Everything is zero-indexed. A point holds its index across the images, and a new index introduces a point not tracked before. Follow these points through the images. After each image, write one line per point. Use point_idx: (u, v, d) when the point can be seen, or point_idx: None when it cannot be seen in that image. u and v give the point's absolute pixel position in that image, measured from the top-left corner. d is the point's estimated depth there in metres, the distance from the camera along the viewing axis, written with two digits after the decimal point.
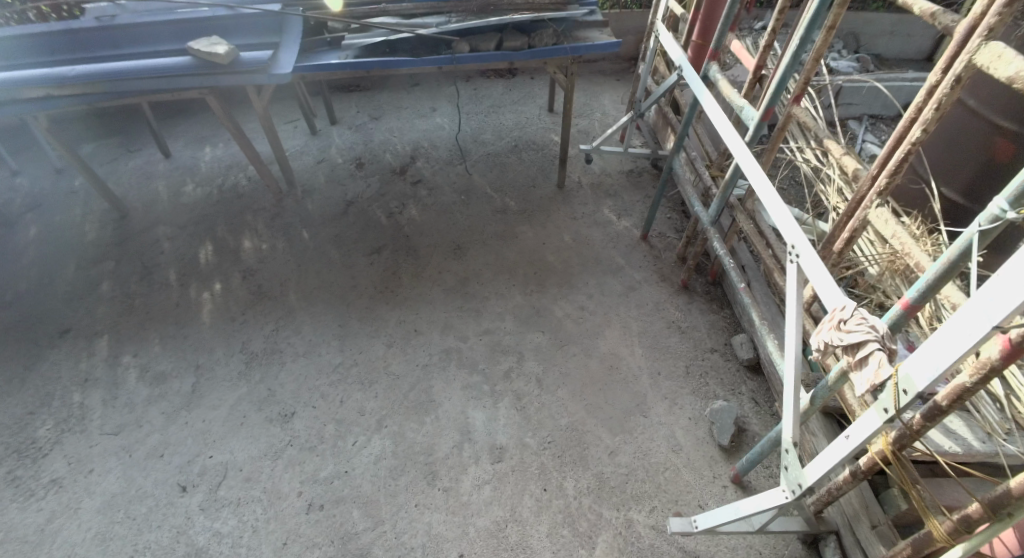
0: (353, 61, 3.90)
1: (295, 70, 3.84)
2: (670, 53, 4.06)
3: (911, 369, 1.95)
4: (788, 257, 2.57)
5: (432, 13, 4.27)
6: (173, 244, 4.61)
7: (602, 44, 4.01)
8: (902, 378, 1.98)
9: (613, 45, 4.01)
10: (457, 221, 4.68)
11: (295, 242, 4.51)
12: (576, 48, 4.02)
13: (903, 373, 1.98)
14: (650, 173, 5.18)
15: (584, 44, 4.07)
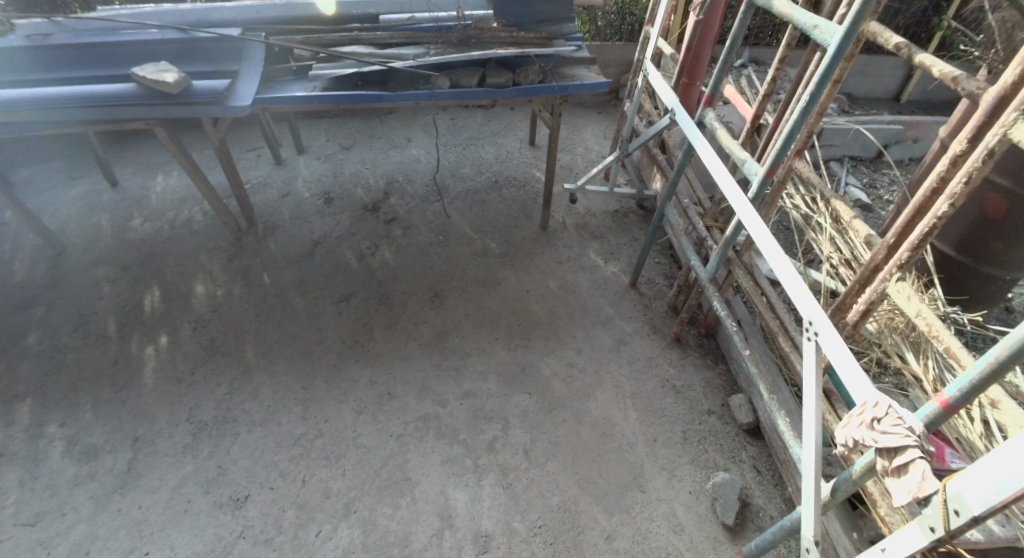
0: (320, 96, 3.50)
1: (254, 103, 3.42)
2: (661, 95, 3.83)
3: (964, 489, 1.66)
4: (805, 334, 2.31)
5: (408, 43, 3.90)
6: (114, 289, 4.11)
7: (591, 84, 3.74)
8: (954, 496, 1.69)
9: (603, 84, 3.76)
10: (434, 264, 4.31)
11: (254, 289, 4.08)
12: (563, 88, 3.74)
13: (954, 491, 1.69)
14: (636, 213, 4.96)
15: (573, 83, 3.81)
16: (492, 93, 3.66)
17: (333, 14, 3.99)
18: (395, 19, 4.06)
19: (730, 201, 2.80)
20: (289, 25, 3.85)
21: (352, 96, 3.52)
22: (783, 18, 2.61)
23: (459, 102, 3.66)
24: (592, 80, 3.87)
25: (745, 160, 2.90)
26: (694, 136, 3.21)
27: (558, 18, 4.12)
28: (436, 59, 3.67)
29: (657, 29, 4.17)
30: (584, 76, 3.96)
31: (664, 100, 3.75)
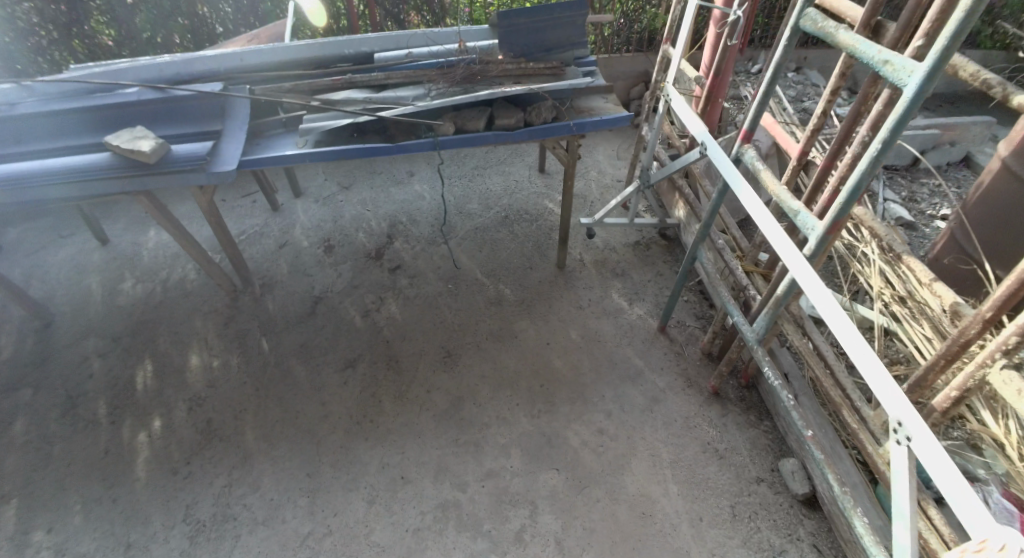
0: (313, 153, 3.19)
1: (241, 165, 3.12)
2: (691, 126, 3.46)
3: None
4: (895, 437, 1.93)
5: (407, 82, 3.55)
6: (104, 364, 3.83)
7: (609, 119, 3.40)
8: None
9: (625, 118, 3.41)
10: (445, 318, 3.96)
11: (252, 358, 3.78)
12: (580, 126, 3.39)
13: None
14: (660, 244, 4.55)
15: (590, 118, 3.47)
16: (500, 135, 3.32)
17: (323, 55, 3.63)
18: (391, 57, 3.68)
19: (786, 261, 2.42)
20: (277, 72, 3.53)
21: (347, 150, 3.20)
22: (841, 48, 2.16)
23: (466, 148, 3.33)
24: (610, 114, 3.52)
25: (799, 210, 2.47)
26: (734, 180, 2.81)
27: (572, 44, 3.74)
28: (440, 102, 3.30)
29: (678, 48, 3.73)
30: (601, 110, 3.58)
31: (693, 132, 3.38)
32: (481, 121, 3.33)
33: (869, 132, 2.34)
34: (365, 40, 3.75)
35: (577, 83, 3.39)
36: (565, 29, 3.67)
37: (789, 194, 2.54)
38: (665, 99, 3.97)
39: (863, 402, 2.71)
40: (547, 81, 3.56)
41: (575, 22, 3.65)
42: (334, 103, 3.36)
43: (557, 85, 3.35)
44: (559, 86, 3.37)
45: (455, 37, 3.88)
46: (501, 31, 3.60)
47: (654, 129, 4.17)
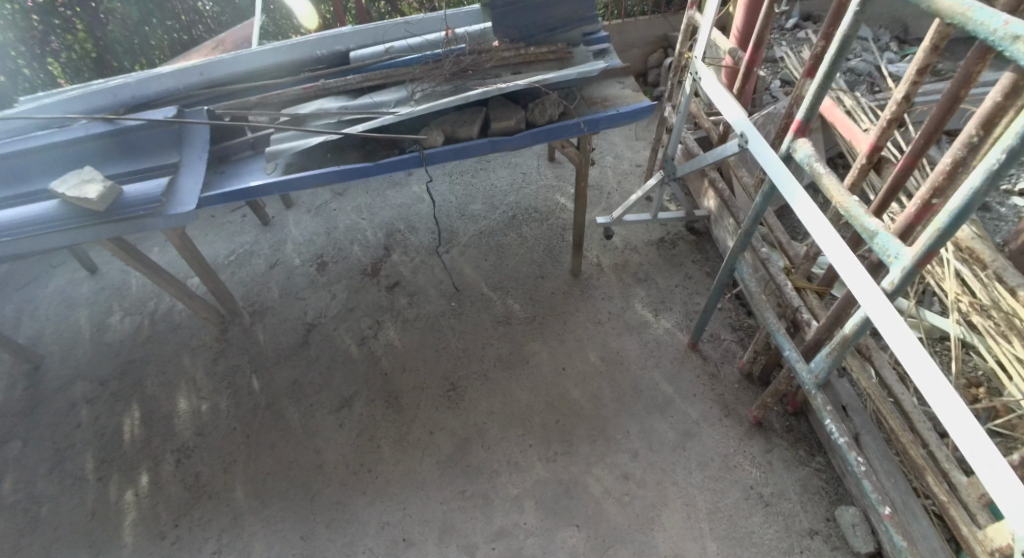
0: (285, 182, 2.77)
1: (201, 204, 2.75)
2: (726, 109, 2.86)
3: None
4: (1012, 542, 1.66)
5: (386, 84, 3.07)
6: (93, 412, 3.61)
7: (628, 110, 2.84)
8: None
9: (646, 107, 2.85)
10: (445, 345, 3.54)
11: (242, 400, 3.47)
12: (593, 122, 2.85)
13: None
14: (687, 241, 3.96)
15: (603, 110, 2.94)
16: (497, 143, 2.81)
17: (291, 60, 3.19)
18: (368, 55, 3.19)
19: (865, 305, 1.99)
20: (241, 85, 3.14)
21: (322, 175, 2.76)
22: (937, 14, 1.57)
23: (457, 159, 2.85)
24: (627, 104, 2.95)
25: (876, 230, 1.99)
26: (788, 188, 2.35)
27: (578, 19, 3.17)
28: (424, 107, 2.78)
29: (706, 17, 3.04)
30: (614, 99, 3.04)
31: (731, 119, 2.80)
32: (473, 125, 2.83)
33: (978, 130, 1.81)
34: (336, 38, 3.28)
35: (586, 68, 2.81)
36: (568, 2, 3.11)
37: (862, 209, 2.03)
38: (693, 78, 3.30)
39: (955, 468, 2.29)
40: (551, 69, 3.03)
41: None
42: (307, 118, 2.95)
43: (560, 76, 2.79)
44: (566, 76, 2.80)
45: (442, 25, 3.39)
46: (494, 14, 3.05)
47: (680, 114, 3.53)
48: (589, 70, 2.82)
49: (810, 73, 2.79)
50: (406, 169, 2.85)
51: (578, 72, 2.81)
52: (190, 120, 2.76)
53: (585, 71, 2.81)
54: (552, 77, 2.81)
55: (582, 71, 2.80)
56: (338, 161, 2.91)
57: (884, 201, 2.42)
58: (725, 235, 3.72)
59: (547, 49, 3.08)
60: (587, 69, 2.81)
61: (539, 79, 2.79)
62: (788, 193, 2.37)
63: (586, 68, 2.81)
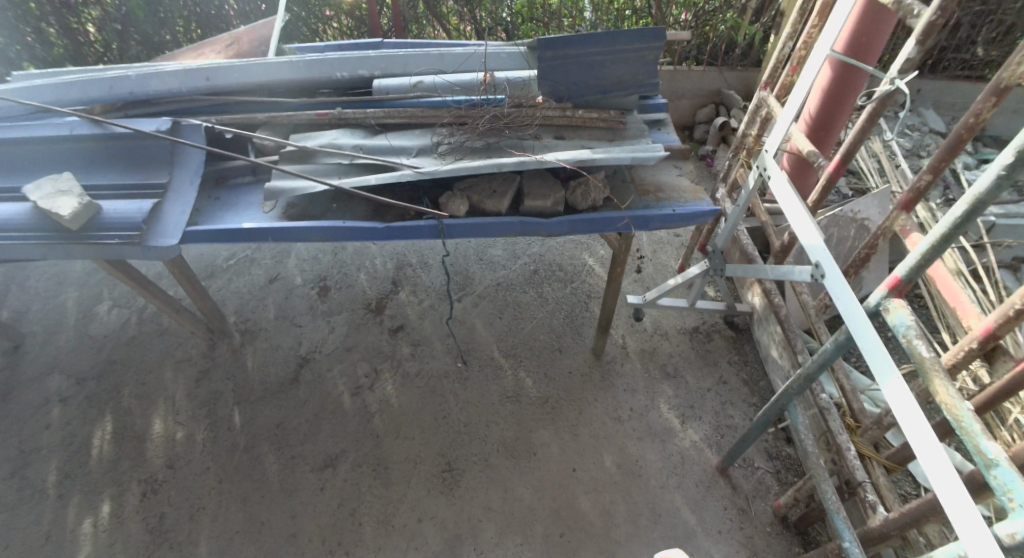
0: (277, 229, 2.34)
1: (185, 238, 2.38)
2: (799, 226, 2.33)
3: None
4: None
5: (410, 125, 2.73)
6: (66, 415, 3.44)
7: (687, 210, 2.29)
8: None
9: (708, 212, 2.30)
10: (443, 415, 3.16)
11: (219, 436, 3.20)
12: (645, 219, 2.28)
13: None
14: (724, 334, 3.49)
15: (662, 204, 2.36)
16: (528, 224, 2.29)
17: (306, 80, 2.88)
18: (391, 85, 2.85)
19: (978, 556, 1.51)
20: (249, 99, 2.87)
21: (322, 229, 2.33)
22: None
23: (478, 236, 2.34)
24: (684, 203, 2.38)
25: (998, 461, 1.52)
26: (880, 363, 1.80)
27: (637, 85, 2.68)
28: (448, 170, 2.35)
29: (788, 110, 2.50)
30: (676, 190, 2.46)
31: (806, 244, 2.26)
32: (505, 197, 2.33)
33: None
34: (359, 60, 2.90)
35: (643, 153, 2.33)
36: (626, 64, 2.63)
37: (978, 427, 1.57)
38: (757, 170, 2.73)
39: None
40: (598, 141, 2.61)
41: (644, 57, 2.62)
42: (316, 154, 2.59)
43: (612, 159, 2.29)
44: (618, 159, 2.32)
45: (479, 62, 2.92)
46: (541, 67, 2.63)
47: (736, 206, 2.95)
48: (648, 156, 2.33)
49: (908, 207, 2.22)
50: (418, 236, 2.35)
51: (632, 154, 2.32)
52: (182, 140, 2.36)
53: (642, 157, 2.31)
54: (602, 159, 2.30)
55: (636, 157, 2.31)
56: (345, 213, 2.46)
57: (988, 401, 1.89)
58: (770, 342, 3.25)
59: (596, 113, 2.66)
60: (646, 156, 2.31)
61: (586, 158, 2.31)
62: (877, 369, 1.83)
63: (642, 154, 2.31)
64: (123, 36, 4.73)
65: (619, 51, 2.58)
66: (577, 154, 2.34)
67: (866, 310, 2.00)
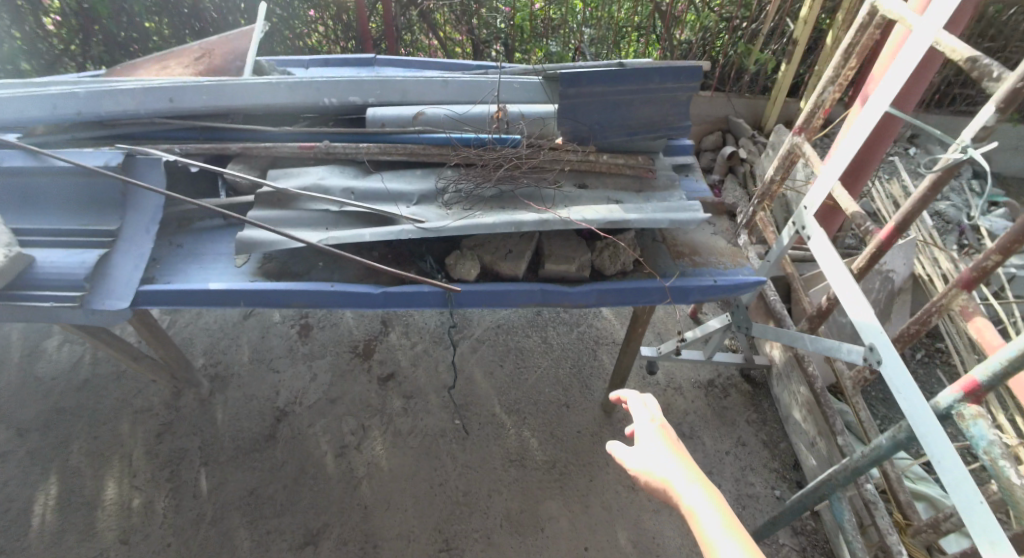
0: (251, 292, 1.98)
1: (139, 299, 1.99)
2: (854, 299, 2.05)
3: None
4: None
5: (410, 163, 2.40)
6: (4, 474, 3.01)
7: (731, 279, 2.01)
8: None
9: (753, 283, 2.01)
10: (438, 481, 2.83)
11: (182, 505, 2.80)
12: (683, 290, 1.99)
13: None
14: (742, 389, 3.17)
15: (700, 270, 2.08)
16: (549, 292, 1.97)
17: (288, 105, 2.50)
18: (387, 115, 2.48)
19: None
20: (221, 126, 2.49)
21: (306, 292, 1.97)
22: None
23: (491, 305, 2.01)
24: (722, 270, 2.09)
25: None
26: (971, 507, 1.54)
27: (666, 126, 2.45)
28: (456, 226, 2.01)
29: (834, 166, 2.22)
30: (714, 252, 2.17)
31: (863, 323, 1.98)
32: (523, 259, 2.01)
33: None
34: (351, 85, 2.55)
35: (680, 214, 2.05)
36: (656, 105, 2.38)
37: None
38: (792, 227, 2.43)
39: None
40: (625, 192, 2.33)
41: (676, 98, 2.37)
42: (296, 198, 2.20)
43: (647, 222, 2.00)
44: (652, 220, 2.03)
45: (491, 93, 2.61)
46: (561, 104, 2.32)
47: (766, 264, 2.65)
48: (687, 216, 2.04)
49: (970, 286, 1.95)
50: (420, 304, 2.00)
51: (668, 216, 2.05)
52: (137, 182, 1.96)
53: (682, 218, 2.01)
54: (634, 220, 2.01)
55: (674, 218, 2.01)
56: (332, 272, 2.09)
57: None
58: (791, 404, 2.90)
59: (622, 158, 2.37)
60: (685, 217, 2.01)
61: (618, 218, 2.00)
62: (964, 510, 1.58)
63: (680, 216, 2.02)
64: (84, 31, 4.27)
65: (652, 90, 2.32)
66: (606, 211, 2.05)
67: (935, 411, 1.71)
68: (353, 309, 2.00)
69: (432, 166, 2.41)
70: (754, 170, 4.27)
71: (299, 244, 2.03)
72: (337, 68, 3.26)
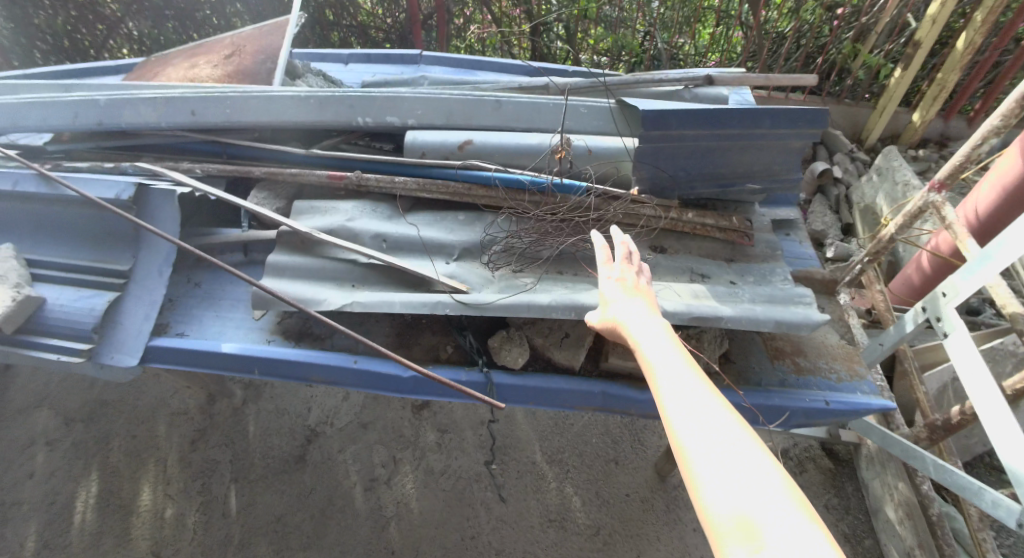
0: (265, 358, 1.76)
1: (149, 352, 1.83)
2: (1010, 438, 1.60)
3: (741, 501, 0.96)
4: None
5: (453, 203, 2.10)
6: (50, 463, 3.06)
7: (845, 399, 1.60)
8: (733, 523, 0.94)
9: (877, 407, 1.58)
10: (471, 534, 2.65)
11: (211, 524, 2.77)
12: (786, 413, 1.60)
13: (715, 481, 0.99)
14: (822, 464, 2.74)
15: (807, 381, 1.68)
16: (612, 396, 1.64)
17: (318, 124, 2.24)
18: (428, 142, 2.16)
19: None
20: (251, 145, 2.27)
21: (325, 365, 1.74)
22: None
23: (539, 403, 1.70)
24: (833, 383, 1.67)
25: None
26: None
27: (768, 178, 2.02)
28: (501, 302, 1.69)
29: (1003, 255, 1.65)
30: (822, 353, 1.75)
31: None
32: (582, 348, 1.69)
33: None
34: (388, 101, 2.24)
35: (789, 310, 1.63)
36: (758, 152, 1.96)
37: None
38: (920, 310, 1.97)
39: None
40: (711, 260, 1.92)
41: (788, 145, 1.93)
42: (319, 244, 1.92)
43: (740, 319, 1.58)
44: (751, 310, 1.61)
45: (554, 120, 2.25)
46: (641, 148, 1.93)
47: (873, 344, 2.17)
48: (798, 310, 1.62)
49: None
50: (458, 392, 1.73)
51: (774, 310, 1.63)
52: (148, 228, 1.76)
53: (795, 318, 1.59)
54: (730, 315, 1.58)
55: (782, 317, 1.59)
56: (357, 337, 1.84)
57: None
58: (886, 498, 2.43)
59: (710, 218, 1.96)
60: (798, 316, 1.60)
61: (712, 313, 1.59)
62: None
63: (790, 312, 1.61)
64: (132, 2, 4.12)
65: (757, 135, 1.89)
66: (694, 300, 1.66)
67: None
68: (376, 390, 1.76)
69: (478, 209, 2.08)
70: (850, 195, 3.62)
71: (321, 307, 1.76)
72: (375, 66, 3.05)
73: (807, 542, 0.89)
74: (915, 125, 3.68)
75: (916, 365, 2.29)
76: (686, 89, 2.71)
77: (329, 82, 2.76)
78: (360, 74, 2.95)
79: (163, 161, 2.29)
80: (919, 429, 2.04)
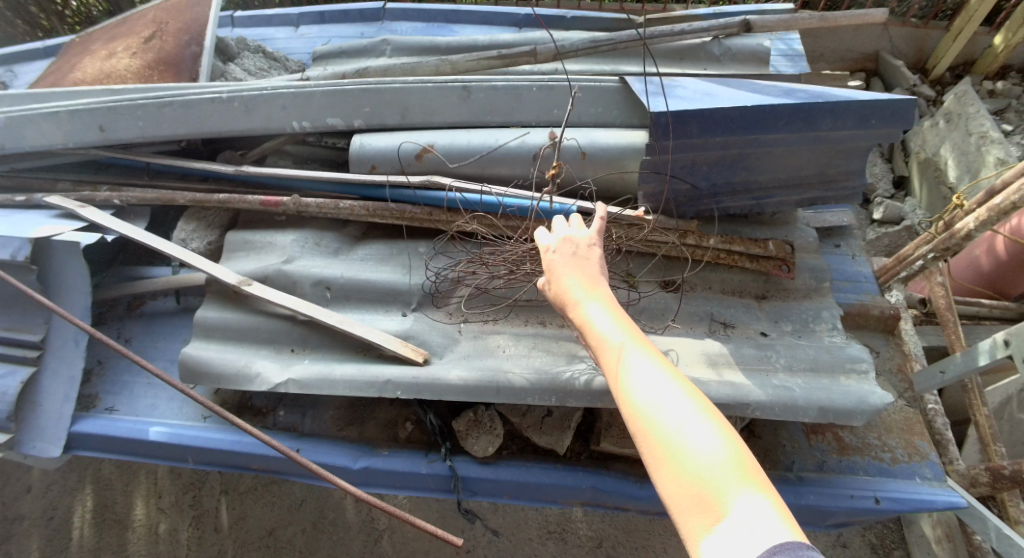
0: (202, 439, 1.58)
1: (76, 434, 1.61)
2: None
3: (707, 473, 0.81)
4: None
5: (411, 228, 1.73)
6: (46, 477, 2.68)
7: (900, 497, 1.41)
8: (697, 503, 0.79)
9: (940, 504, 1.40)
10: (465, 545, 2.25)
11: (203, 538, 2.53)
12: (823, 512, 1.42)
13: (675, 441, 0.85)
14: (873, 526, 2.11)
15: (853, 465, 1.49)
16: (602, 492, 1.45)
17: (253, 133, 1.84)
18: (377, 150, 1.76)
19: None
20: (178, 160, 1.90)
21: (266, 451, 1.56)
22: None
23: (520, 498, 1.51)
24: (883, 469, 1.48)
25: None
26: None
27: (820, 184, 1.59)
28: (464, 382, 1.39)
29: None
30: (876, 426, 1.55)
31: None
32: (567, 432, 1.46)
33: None
34: (328, 97, 1.79)
35: (837, 388, 1.35)
36: (806, 155, 1.51)
37: None
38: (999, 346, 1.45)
39: None
40: (737, 299, 1.58)
41: (843, 146, 1.50)
42: (253, 297, 1.59)
43: (771, 410, 1.30)
44: (786, 390, 1.33)
45: (538, 111, 1.76)
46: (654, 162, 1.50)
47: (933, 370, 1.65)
48: (849, 388, 1.34)
49: None
50: (421, 485, 1.51)
51: (818, 389, 1.34)
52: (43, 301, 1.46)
53: (844, 405, 1.31)
54: (760, 401, 1.30)
55: (827, 403, 1.31)
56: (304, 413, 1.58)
57: None
58: None
59: (737, 244, 1.54)
60: (849, 400, 1.31)
61: (735, 399, 1.31)
62: None
63: (838, 394, 1.33)
64: None
65: (804, 138, 1.46)
66: (715, 377, 1.37)
67: None
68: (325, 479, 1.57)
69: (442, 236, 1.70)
70: (908, 141, 3.08)
71: (253, 384, 1.47)
72: (329, 28, 2.69)
73: (764, 516, 0.75)
74: (996, 49, 3.01)
75: (979, 380, 1.85)
76: (714, 41, 2.15)
77: (270, 59, 2.40)
78: (313, 41, 2.63)
79: (81, 187, 1.93)
80: (979, 472, 1.63)
